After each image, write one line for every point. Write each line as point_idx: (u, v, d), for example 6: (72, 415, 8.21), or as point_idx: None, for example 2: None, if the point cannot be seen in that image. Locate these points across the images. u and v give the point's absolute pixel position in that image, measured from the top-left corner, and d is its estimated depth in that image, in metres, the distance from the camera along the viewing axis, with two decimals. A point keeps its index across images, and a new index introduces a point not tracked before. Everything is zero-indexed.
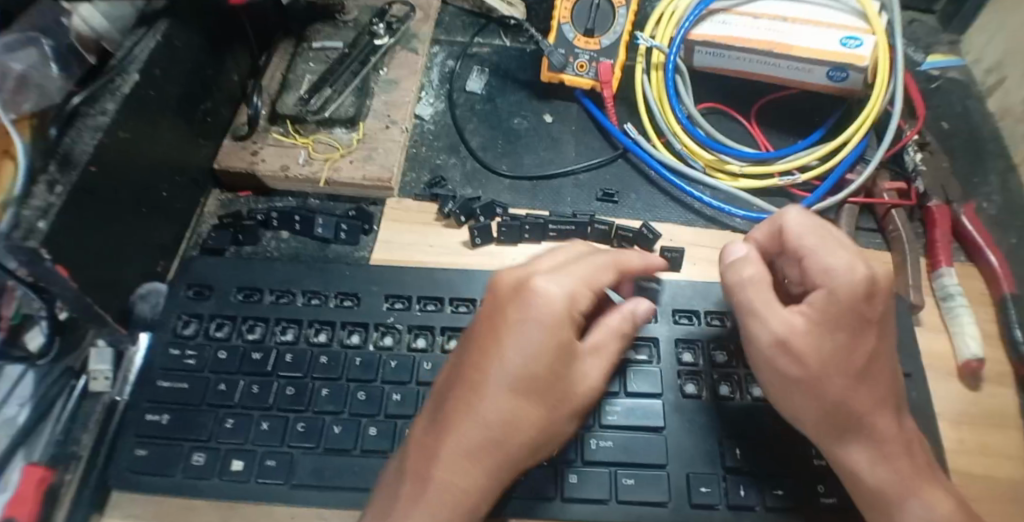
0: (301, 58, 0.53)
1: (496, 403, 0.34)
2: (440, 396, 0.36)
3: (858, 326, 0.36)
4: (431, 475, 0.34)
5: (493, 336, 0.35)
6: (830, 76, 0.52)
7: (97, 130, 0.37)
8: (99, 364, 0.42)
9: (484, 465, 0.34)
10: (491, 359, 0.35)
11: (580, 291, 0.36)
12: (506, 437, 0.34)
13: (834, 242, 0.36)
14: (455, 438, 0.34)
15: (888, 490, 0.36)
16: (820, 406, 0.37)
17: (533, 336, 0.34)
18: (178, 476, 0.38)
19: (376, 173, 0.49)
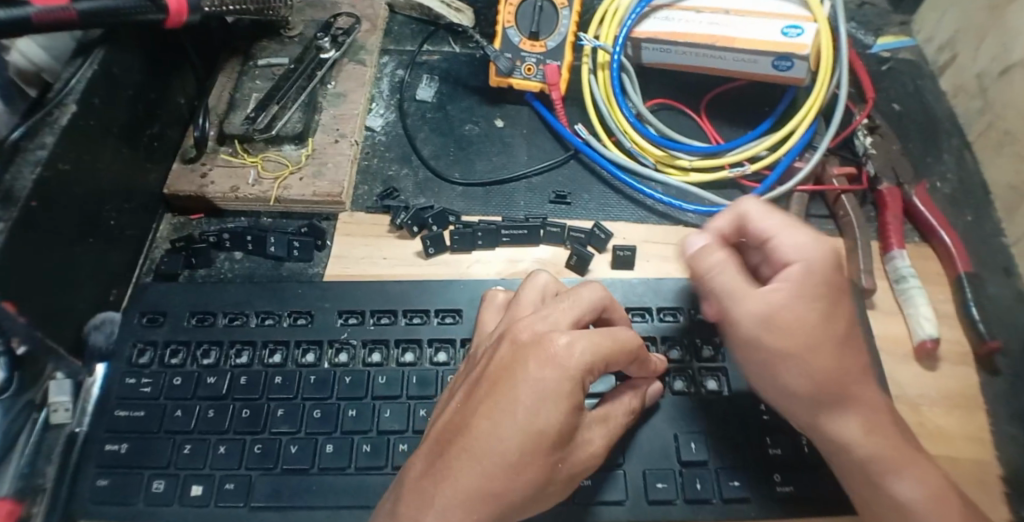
0: (248, 77, 0.54)
1: (503, 453, 0.31)
2: (434, 449, 0.32)
3: (834, 295, 0.36)
4: (420, 521, 0.30)
5: (504, 388, 0.32)
6: (776, 66, 0.52)
7: (37, 164, 0.38)
8: (58, 395, 0.41)
9: (479, 517, 0.31)
10: (497, 413, 0.32)
11: (602, 350, 0.34)
12: (506, 490, 0.31)
13: (798, 223, 0.38)
14: (448, 496, 0.30)
15: (883, 459, 0.36)
16: (811, 379, 0.36)
17: (547, 392, 0.32)
18: (139, 504, 0.38)
19: (326, 188, 0.49)
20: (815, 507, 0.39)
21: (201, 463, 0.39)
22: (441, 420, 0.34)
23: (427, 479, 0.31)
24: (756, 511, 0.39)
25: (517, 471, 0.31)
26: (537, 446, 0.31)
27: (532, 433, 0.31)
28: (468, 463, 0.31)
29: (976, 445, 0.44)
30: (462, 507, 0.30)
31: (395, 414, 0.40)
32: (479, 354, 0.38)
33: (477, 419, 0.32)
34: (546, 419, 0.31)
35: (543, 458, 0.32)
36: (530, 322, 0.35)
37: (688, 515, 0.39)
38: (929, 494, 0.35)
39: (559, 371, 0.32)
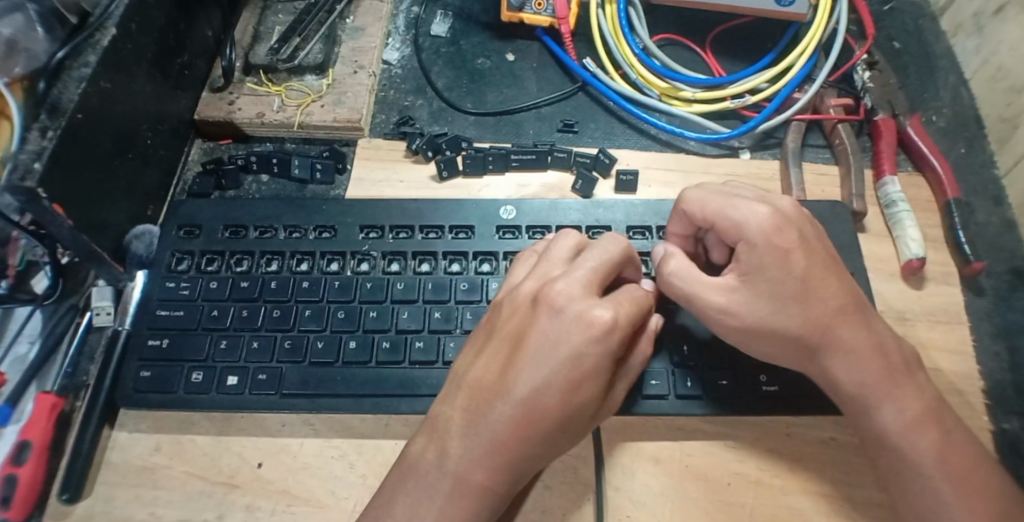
0: (270, 11, 0.56)
1: (543, 426, 0.34)
2: (475, 408, 0.35)
3: (782, 255, 0.39)
4: (469, 477, 0.34)
5: (545, 360, 0.33)
6: (779, 0, 0.54)
7: (81, 81, 0.40)
8: (100, 300, 0.46)
9: (517, 471, 0.35)
10: (538, 385, 0.33)
11: (637, 320, 0.35)
12: (542, 452, 0.35)
13: (733, 200, 0.40)
14: (487, 454, 0.34)
15: (865, 394, 0.39)
16: (783, 340, 0.39)
17: (586, 371, 0.33)
18: (180, 392, 0.43)
19: (346, 115, 0.52)
20: (795, 403, 0.43)
21: (236, 357, 0.43)
22: (478, 375, 0.36)
23: (468, 436, 0.34)
24: (739, 407, 0.43)
25: (555, 434, 0.34)
26: (574, 415, 0.34)
27: (570, 404, 0.33)
28: (510, 426, 0.34)
29: (962, 358, 0.47)
30: (504, 464, 0.34)
31: (413, 315, 0.44)
32: (510, 301, 0.37)
33: (517, 387, 0.34)
34: (584, 394, 0.34)
35: (577, 421, 0.35)
36: (567, 289, 0.35)
37: (679, 408, 0.43)
38: (912, 417, 0.38)
39: (600, 348, 0.33)
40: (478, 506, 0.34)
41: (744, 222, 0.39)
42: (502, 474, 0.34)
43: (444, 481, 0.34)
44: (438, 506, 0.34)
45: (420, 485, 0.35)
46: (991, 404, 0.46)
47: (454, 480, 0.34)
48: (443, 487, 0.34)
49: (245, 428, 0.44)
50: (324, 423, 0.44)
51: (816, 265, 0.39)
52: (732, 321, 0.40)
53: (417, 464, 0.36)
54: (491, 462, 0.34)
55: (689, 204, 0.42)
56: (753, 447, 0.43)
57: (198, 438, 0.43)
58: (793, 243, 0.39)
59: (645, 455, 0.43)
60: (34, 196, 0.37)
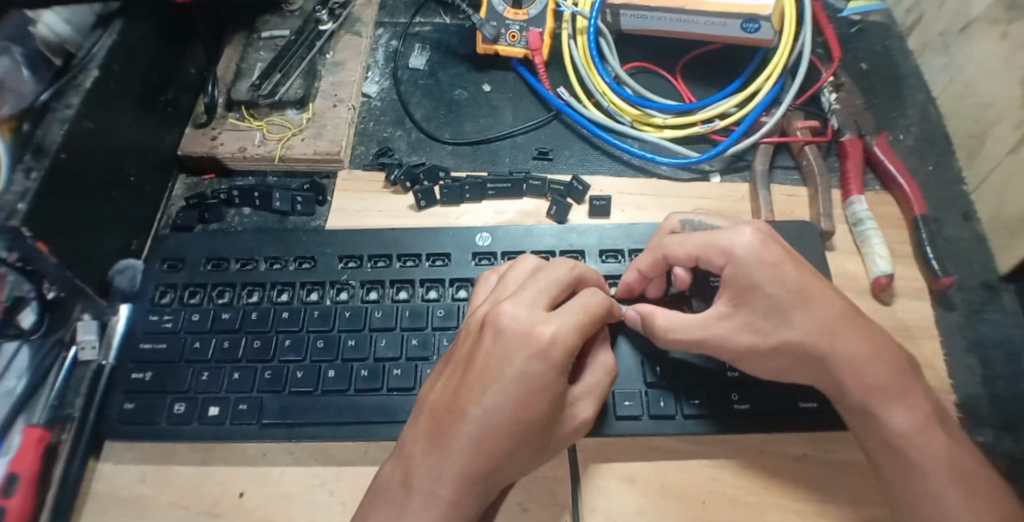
0: (252, 48, 0.58)
1: (497, 438, 0.34)
2: (434, 425, 0.36)
3: (771, 270, 0.40)
4: (431, 491, 0.34)
5: (493, 377, 0.34)
6: (745, 28, 0.55)
7: (65, 122, 0.42)
8: (86, 334, 0.47)
9: (478, 486, 0.35)
10: (488, 400, 0.34)
11: (583, 333, 0.36)
12: (500, 465, 0.35)
13: (713, 232, 0.42)
14: (446, 471, 0.34)
15: (872, 399, 0.40)
16: (789, 354, 0.41)
17: (533, 385, 0.34)
18: (163, 423, 0.44)
19: (326, 147, 0.54)
20: (767, 421, 0.44)
21: (217, 387, 0.44)
22: (436, 395, 0.37)
23: (428, 453, 0.35)
24: (712, 426, 0.44)
25: (508, 449, 0.35)
26: (526, 430, 0.35)
27: (520, 419, 0.34)
28: (466, 441, 0.34)
29: (934, 372, 0.47)
30: (466, 478, 0.35)
31: (390, 342, 0.45)
32: (467, 326, 0.39)
33: (470, 402, 0.35)
34: (534, 407, 0.34)
35: (531, 436, 0.35)
36: (511, 309, 0.36)
37: (652, 429, 0.44)
38: (917, 422, 0.39)
39: (543, 362, 0.34)
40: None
41: (732, 247, 0.41)
42: (462, 492, 0.35)
43: (406, 499, 0.35)
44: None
45: (388, 505, 0.35)
46: (963, 418, 0.46)
47: (416, 499, 0.34)
48: (405, 506, 0.35)
49: (227, 457, 0.44)
50: (305, 451, 0.44)
51: (805, 275, 0.41)
52: (741, 337, 0.41)
53: (388, 485, 0.36)
54: (450, 479, 0.34)
55: (672, 248, 0.43)
56: (727, 465, 0.44)
57: (181, 468, 0.44)
58: (779, 257, 0.41)
59: (622, 476, 0.43)
60: (18, 234, 0.38)
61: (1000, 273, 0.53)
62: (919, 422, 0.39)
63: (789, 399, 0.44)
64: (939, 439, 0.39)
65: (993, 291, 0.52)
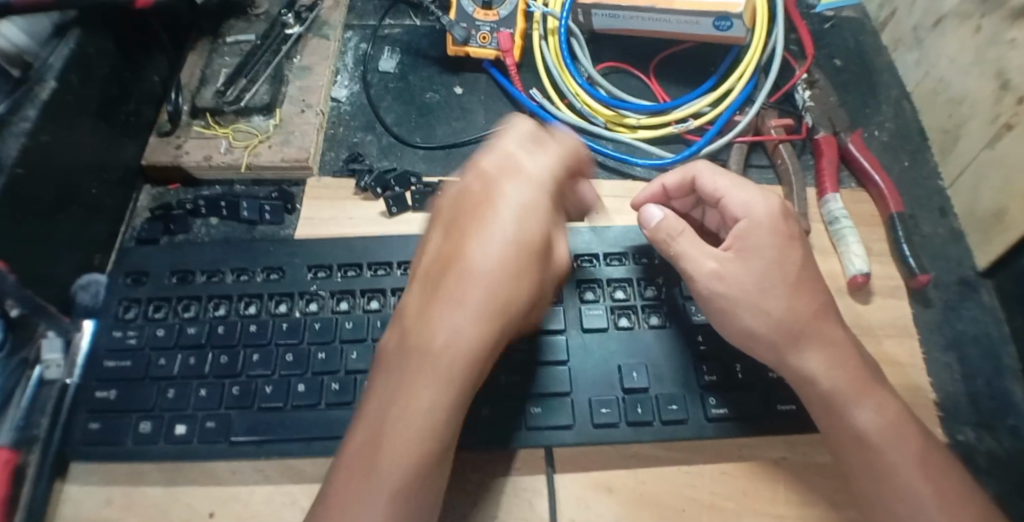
0: (217, 53, 0.57)
1: (509, 213, 0.39)
2: (444, 253, 0.39)
3: (783, 244, 0.42)
4: (459, 292, 0.37)
5: (489, 203, 0.39)
6: (717, 26, 0.55)
7: (21, 135, 0.41)
8: (51, 353, 0.45)
9: (511, 273, 0.38)
10: (497, 213, 0.39)
11: (562, 159, 0.42)
12: (528, 241, 0.39)
13: (745, 184, 0.45)
14: (471, 264, 0.38)
15: (838, 393, 0.40)
16: (768, 322, 0.41)
17: (530, 210, 0.39)
18: (128, 443, 0.43)
19: (294, 154, 0.52)
20: (746, 424, 0.44)
21: (184, 405, 0.43)
22: (437, 231, 0.41)
23: (442, 278, 0.38)
24: (690, 432, 0.43)
25: (517, 268, 0.38)
26: (529, 250, 0.38)
27: (521, 238, 0.38)
28: (482, 257, 0.38)
29: (915, 370, 0.47)
30: (498, 260, 0.38)
31: (362, 355, 0.44)
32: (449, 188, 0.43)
33: (475, 221, 0.39)
34: (531, 226, 0.39)
35: (537, 255, 0.39)
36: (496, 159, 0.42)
37: (630, 436, 0.43)
38: (880, 424, 0.39)
39: (522, 166, 0.41)
40: (477, 320, 0.37)
41: (754, 203, 0.43)
42: (486, 302, 0.37)
43: (428, 311, 0.37)
44: (441, 339, 0.36)
45: (417, 324, 0.37)
46: (942, 416, 0.46)
47: (447, 308, 0.37)
48: (439, 304, 0.37)
49: (197, 477, 0.43)
50: (276, 469, 0.43)
51: (806, 260, 0.43)
52: (720, 284, 0.42)
53: (407, 314, 0.39)
54: (475, 292, 0.37)
55: (703, 177, 0.46)
56: (707, 470, 0.43)
57: (149, 489, 0.43)
58: (792, 236, 0.43)
59: (600, 484, 0.43)
60: None
61: (978, 268, 0.53)
62: (885, 423, 0.39)
63: (766, 403, 0.44)
64: (903, 440, 0.39)
65: (971, 286, 0.52)
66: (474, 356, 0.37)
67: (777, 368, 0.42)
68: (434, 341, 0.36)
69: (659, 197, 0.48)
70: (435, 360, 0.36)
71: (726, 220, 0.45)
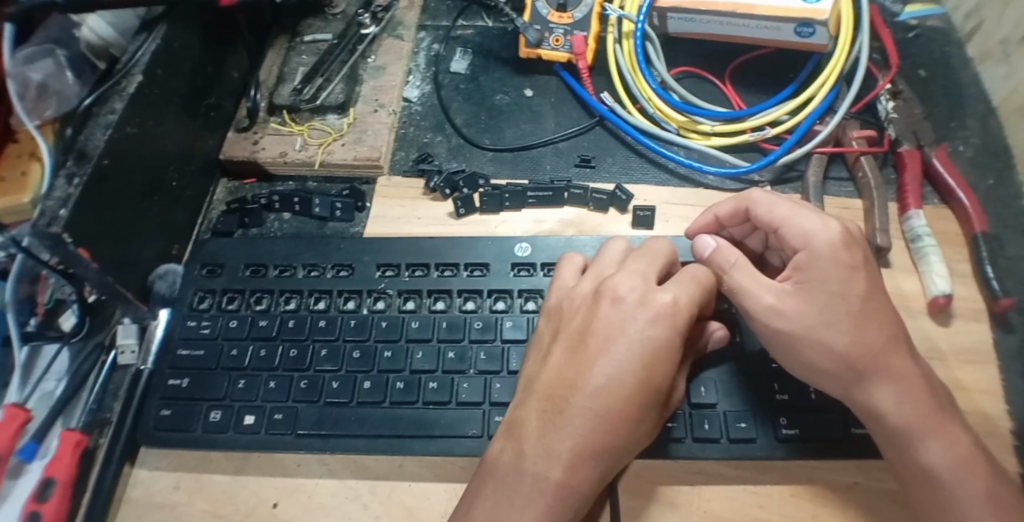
0: (296, 52, 0.58)
1: (629, 338, 0.35)
2: (566, 379, 0.36)
3: (845, 274, 0.39)
4: (570, 423, 0.35)
5: (618, 337, 0.35)
6: (799, 33, 0.53)
7: (108, 127, 0.42)
8: (126, 338, 0.47)
9: (628, 405, 0.34)
10: (624, 345, 0.35)
11: (698, 304, 0.37)
12: (650, 371, 0.35)
13: (802, 211, 0.41)
14: (586, 393, 0.35)
15: (908, 427, 0.38)
16: (831, 358, 0.39)
17: (658, 348, 0.35)
18: (198, 431, 0.44)
19: (366, 153, 0.53)
20: (816, 446, 0.42)
21: (254, 396, 0.44)
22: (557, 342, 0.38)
23: (564, 407, 0.35)
24: (759, 453, 0.42)
25: (637, 415, 0.35)
26: (653, 398, 0.35)
27: (645, 382, 0.34)
28: (606, 401, 0.34)
29: (1000, 400, 0.45)
30: (615, 391, 0.34)
31: (427, 355, 0.44)
32: (571, 301, 0.40)
33: (600, 350, 0.35)
34: (660, 370, 0.35)
35: (657, 408, 0.35)
36: (626, 279, 0.38)
37: (696, 452, 0.42)
38: (954, 458, 0.38)
39: (640, 289, 0.37)
40: (588, 456, 0.34)
41: (813, 234, 0.40)
42: (591, 454, 0.34)
43: (545, 441, 0.35)
44: (554, 475, 0.34)
45: (534, 449, 0.35)
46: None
47: (566, 443, 0.34)
48: (552, 431, 0.35)
49: (262, 467, 0.44)
50: (338, 463, 0.44)
51: (876, 285, 0.40)
52: (779, 322, 0.40)
53: (524, 431, 0.36)
54: (597, 434, 0.34)
55: (757, 206, 0.43)
56: (774, 493, 0.42)
57: (215, 477, 0.44)
58: (856, 265, 0.40)
59: (664, 501, 0.42)
60: (61, 239, 0.38)
61: None
62: (959, 456, 0.38)
63: (840, 425, 0.42)
64: (980, 473, 0.38)
65: None
66: (581, 495, 0.35)
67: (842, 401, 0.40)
68: (543, 472, 0.34)
69: (711, 227, 0.46)
70: (544, 497, 0.34)
71: (785, 249, 0.42)
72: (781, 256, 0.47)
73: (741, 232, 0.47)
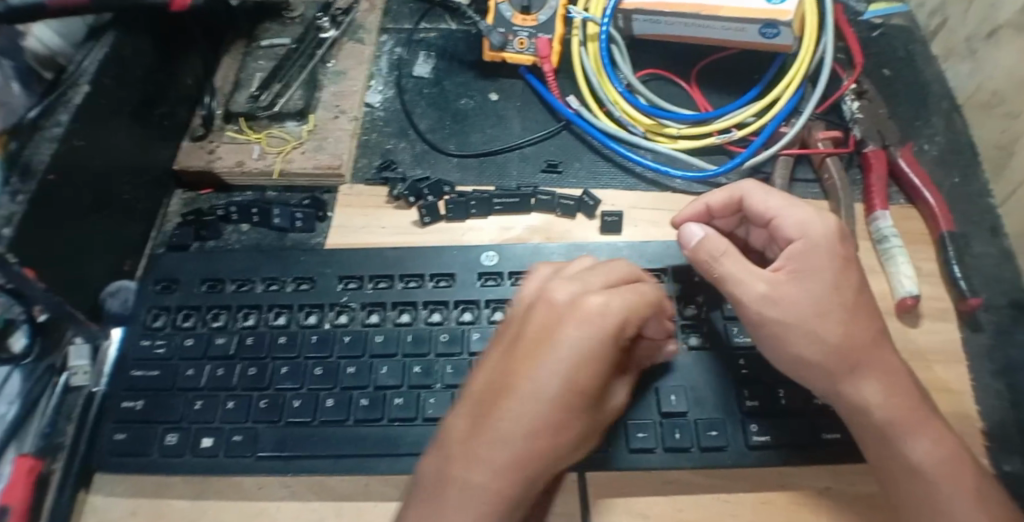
0: (251, 57, 0.57)
1: (557, 347, 0.34)
2: (495, 383, 0.35)
3: (840, 266, 0.39)
4: (493, 429, 0.34)
5: (546, 343, 0.34)
6: (763, 34, 0.53)
7: (54, 140, 0.40)
8: (77, 360, 0.46)
9: (554, 413, 0.34)
10: (551, 352, 0.34)
11: (634, 312, 0.36)
12: (576, 376, 0.34)
13: (798, 203, 0.41)
14: (513, 398, 0.34)
15: (892, 425, 0.38)
16: (822, 348, 0.39)
17: (587, 355, 0.34)
18: (155, 455, 0.42)
19: (326, 161, 0.52)
20: (788, 452, 0.42)
21: (211, 417, 0.43)
22: (491, 352, 0.37)
23: (491, 412, 0.34)
24: (728, 461, 0.42)
25: (563, 420, 0.34)
26: (579, 404, 0.34)
27: (571, 390, 0.34)
28: (526, 409, 0.34)
29: (967, 399, 0.45)
30: (544, 400, 0.34)
31: (392, 370, 0.43)
32: (514, 310, 0.39)
33: (528, 358, 0.34)
34: (585, 378, 0.34)
35: (584, 415, 0.35)
36: (563, 286, 0.37)
37: (667, 463, 0.42)
38: (936, 458, 0.37)
39: (571, 293, 0.36)
40: (513, 463, 0.34)
41: (811, 224, 0.40)
42: (520, 457, 0.34)
43: (472, 446, 0.34)
44: (480, 478, 0.33)
45: (462, 455, 0.34)
46: (992, 446, 0.44)
47: (491, 446, 0.34)
48: (480, 438, 0.34)
49: (223, 491, 0.43)
50: (302, 484, 0.43)
51: (866, 281, 0.40)
52: (772, 310, 0.39)
53: (453, 438, 0.35)
54: (517, 439, 0.34)
55: (751, 196, 0.43)
56: (747, 501, 0.42)
57: (174, 502, 0.42)
58: (850, 259, 0.40)
59: (635, 512, 0.41)
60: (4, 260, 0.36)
61: None
62: (942, 457, 0.37)
63: (812, 430, 0.42)
64: (965, 473, 0.37)
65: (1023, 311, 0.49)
66: (511, 501, 0.34)
67: (826, 397, 0.40)
68: (470, 477, 0.34)
69: (702, 216, 0.45)
70: (470, 502, 0.33)
71: (778, 241, 0.42)
72: (763, 255, 0.47)
73: (728, 224, 0.47)
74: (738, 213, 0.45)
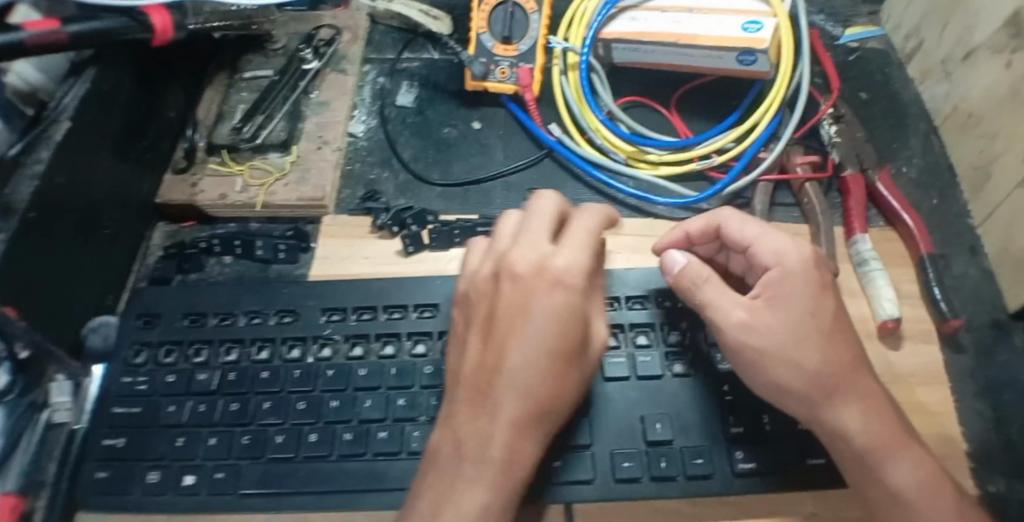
0: (234, 89, 0.58)
1: (537, 309, 0.37)
2: (485, 363, 0.37)
3: (815, 294, 0.40)
4: (495, 406, 0.36)
5: (524, 309, 0.37)
6: (741, 60, 0.53)
7: (35, 177, 0.39)
8: (59, 397, 0.45)
9: (547, 371, 0.36)
10: (534, 315, 0.37)
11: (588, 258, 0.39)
12: (560, 332, 0.37)
13: (775, 232, 0.42)
14: (507, 370, 0.36)
15: (873, 451, 0.38)
16: (801, 375, 0.39)
17: (565, 312, 0.37)
18: (136, 494, 0.41)
19: (310, 193, 0.52)
20: (775, 479, 0.42)
21: (193, 454, 0.42)
22: (472, 332, 0.39)
23: (488, 390, 0.36)
24: (716, 488, 0.41)
25: (558, 377, 0.37)
26: (567, 358, 0.37)
27: (557, 345, 0.37)
28: (520, 374, 0.36)
29: (953, 420, 0.45)
30: (537, 360, 0.36)
31: (375, 403, 0.43)
32: (474, 288, 0.40)
33: (513, 329, 0.37)
34: (566, 333, 0.37)
35: (573, 370, 0.37)
36: (520, 250, 0.39)
37: (654, 492, 0.41)
38: (918, 482, 0.37)
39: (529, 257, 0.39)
40: (520, 429, 0.35)
41: (787, 252, 0.41)
42: (524, 423, 0.36)
43: (478, 424, 0.36)
44: (495, 453, 0.35)
45: (471, 435, 0.35)
46: (976, 467, 0.44)
47: (499, 424, 0.35)
48: (483, 416, 0.36)
49: None
50: None
51: (842, 308, 0.41)
52: (752, 338, 0.40)
53: (457, 422, 0.36)
54: (518, 406, 0.36)
55: (729, 224, 0.43)
56: None
57: None
58: (826, 286, 0.41)
59: None
60: None
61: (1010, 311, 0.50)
62: (925, 481, 0.37)
63: (797, 455, 0.42)
64: (947, 497, 0.37)
65: (1002, 331, 0.50)
66: (524, 467, 0.35)
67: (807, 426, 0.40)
68: (485, 453, 0.35)
69: (682, 243, 0.46)
70: (493, 477, 0.34)
71: (755, 268, 0.43)
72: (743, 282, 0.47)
73: (709, 251, 0.47)
74: (716, 241, 0.46)
